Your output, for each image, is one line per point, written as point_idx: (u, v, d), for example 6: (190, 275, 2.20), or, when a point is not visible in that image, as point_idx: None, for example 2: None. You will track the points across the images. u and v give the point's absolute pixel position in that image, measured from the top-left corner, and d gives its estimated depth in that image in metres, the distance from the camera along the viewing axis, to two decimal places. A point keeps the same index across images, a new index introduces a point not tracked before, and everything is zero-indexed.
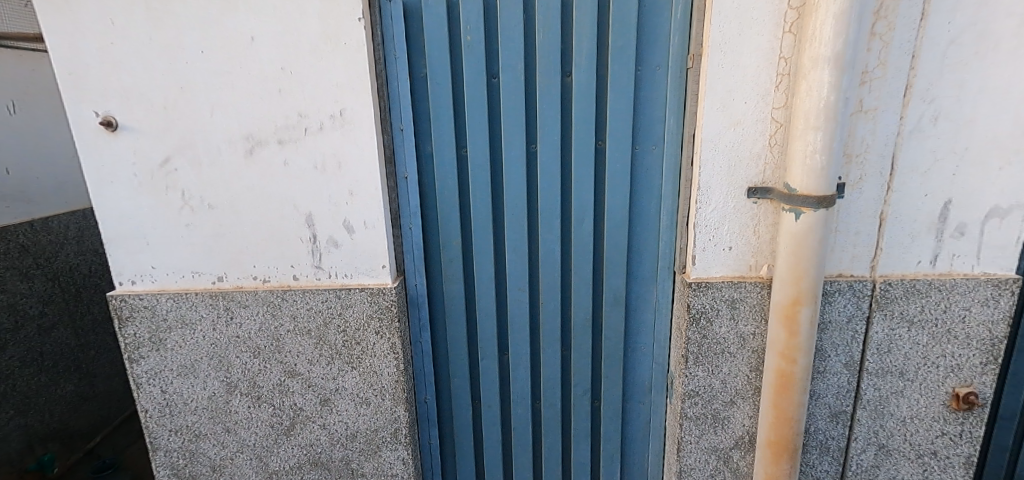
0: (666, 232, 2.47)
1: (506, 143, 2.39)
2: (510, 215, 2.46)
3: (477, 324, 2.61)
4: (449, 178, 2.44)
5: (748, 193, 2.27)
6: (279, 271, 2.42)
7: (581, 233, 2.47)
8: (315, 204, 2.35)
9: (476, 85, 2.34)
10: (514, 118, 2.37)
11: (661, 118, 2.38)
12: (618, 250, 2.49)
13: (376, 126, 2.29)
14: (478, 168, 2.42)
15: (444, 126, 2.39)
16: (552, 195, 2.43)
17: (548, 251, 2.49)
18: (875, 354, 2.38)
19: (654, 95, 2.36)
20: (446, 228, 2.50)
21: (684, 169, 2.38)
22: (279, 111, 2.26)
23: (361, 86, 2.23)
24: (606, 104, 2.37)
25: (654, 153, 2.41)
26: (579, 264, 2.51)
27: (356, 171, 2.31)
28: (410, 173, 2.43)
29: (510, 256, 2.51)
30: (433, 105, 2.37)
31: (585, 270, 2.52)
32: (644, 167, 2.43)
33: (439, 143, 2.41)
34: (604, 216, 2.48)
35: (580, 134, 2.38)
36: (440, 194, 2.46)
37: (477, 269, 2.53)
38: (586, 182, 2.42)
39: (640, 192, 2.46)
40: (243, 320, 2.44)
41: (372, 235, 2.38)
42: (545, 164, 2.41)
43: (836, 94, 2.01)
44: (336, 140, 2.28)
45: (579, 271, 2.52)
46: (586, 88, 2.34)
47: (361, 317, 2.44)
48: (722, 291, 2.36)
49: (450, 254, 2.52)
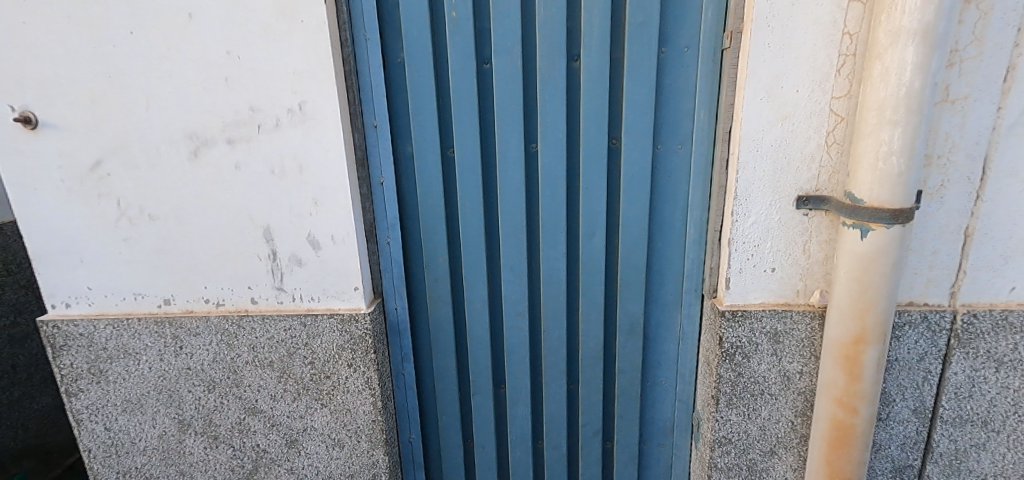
0: (693, 247, 2.06)
1: (501, 143, 1.99)
2: (506, 228, 2.06)
3: (468, 354, 2.24)
4: (434, 184, 2.05)
5: (796, 202, 1.84)
6: (235, 293, 2.06)
7: (591, 250, 2.07)
8: (274, 216, 1.98)
9: (464, 73, 1.94)
10: (510, 112, 1.96)
11: (690, 110, 1.95)
12: (637, 270, 2.09)
13: (343, 122, 1.91)
14: (467, 173, 2.02)
15: (428, 122, 1.99)
16: (557, 205, 2.03)
17: (551, 271, 2.10)
18: (951, 400, 1.93)
19: (683, 82, 1.93)
20: (431, 244, 2.11)
21: (716, 174, 1.96)
22: (226, 105, 1.87)
23: (323, 73, 1.84)
24: (622, 95, 1.95)
25: (680, 153, 1.99)
26: (589, 286, 2.11)
27: (321, 176, 1.94)
28: (387, 178, 2.04)
29: (506, 276, 2.12)
30: (412, 97, 1.97)
31: (596, 293, 2.12)
32: (667, 169, 2.01)
33: (422, 142, 2.01)
34: (620, 229, 2.06)
35: (591, 132, 1.96)
36: (424, 203, 2.07)
37: (468, 291, 2.15)
38: (596, 189, 2.01)
39: (662, 200, 2.04)
40: (194, 351, 2.09)
41: (342, 252, 2.01)
42: (548, 168, 2.00)
43: (921, 78, 1.56)
44: (296, 139, 1.90)
45: (588, 294, 2.12)
46: (598, 74, 1.91)
47: (330, 348, 2.08)
48: (762, 322, 1.95)
49: (436, 273, 2.14)
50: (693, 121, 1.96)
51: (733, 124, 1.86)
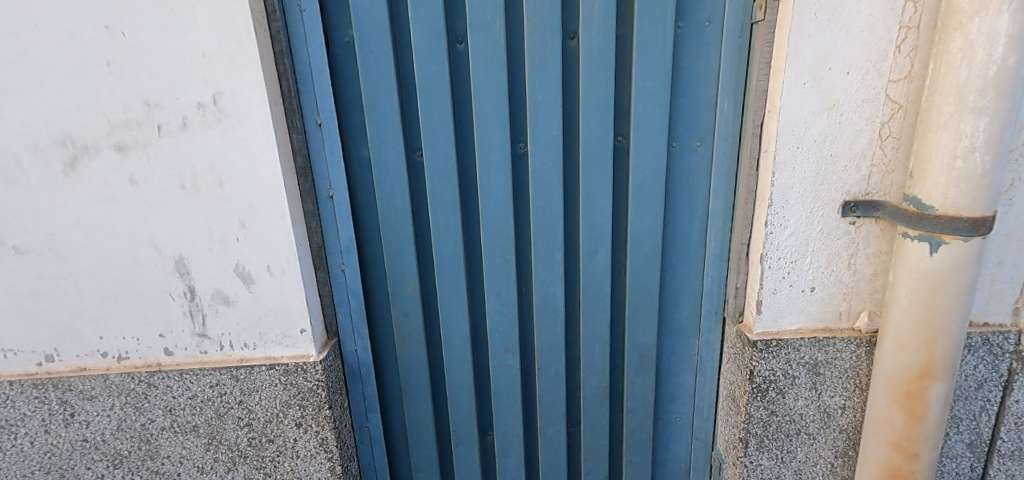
0: (714, 262, 1.75)
1: (481, 143, 1.59)
2: (491, 248, 1.68)
3: (447, 398, 1.85)
4: (398, 196, 1.63)
5: (842, 209, 1.52)
6: (142, 344, 1.60)
7: (593, 270, 1.72)
8: (189, 244, 1.52)
9: (432, 55, 1.52)
10: (491, 104, 1.57)
11: (711, 99, 1.60)
12: (648, 292, 1.76)
13: (275, 120, 1.46)
14: (440, 181, 1.62)
15: (387, 118, 1.57)
16: (553, 218, 1.66)
17: (546, 298, 1.74)
18: (1012, 430, 1.67)
19: (702, 65, 1.58)
20: (396, 271, 1.69)
21: (743, 176, 1.62)
22: (111, 100, 1.39)
23: (245, 56, 1.39)
24: (630, 81, 1.58)
25: (699, 151, 1.65)
26: (592, 313, 1.77)
27: (249, 191, 1.49)
28: (338, 190, 1.61)
29: (491, 305, 1.74)
30: (364, 86, 1.54)
31: (601, 320, 1.78)
32: (683, 171, 1.67)
33: (380, 143, 1.58)
34: (627, 244, 1.72)
35: (592, 127, 1.59)
36: (385, 220, 1.65)
37: (444, 325, 1.75)
38: (600, 197, 1.65)
39: (676, 208, 1.70)
40: (90, 419, 1.62)
41: (282, 285, 1.58)
42: (541, 173, 1.62)
43: (1011, 56, 1.25)
44: (212, 144, 1.45)
45: (590, 322, 1.78)
46: (601, 56, 1.54)
47: (271, 405, 1.65)
48: (800, 352, 1.63)
49: (404, 306, 1.73)
50: (714, 112, 1.61)
51: (765, 116, 1.52)
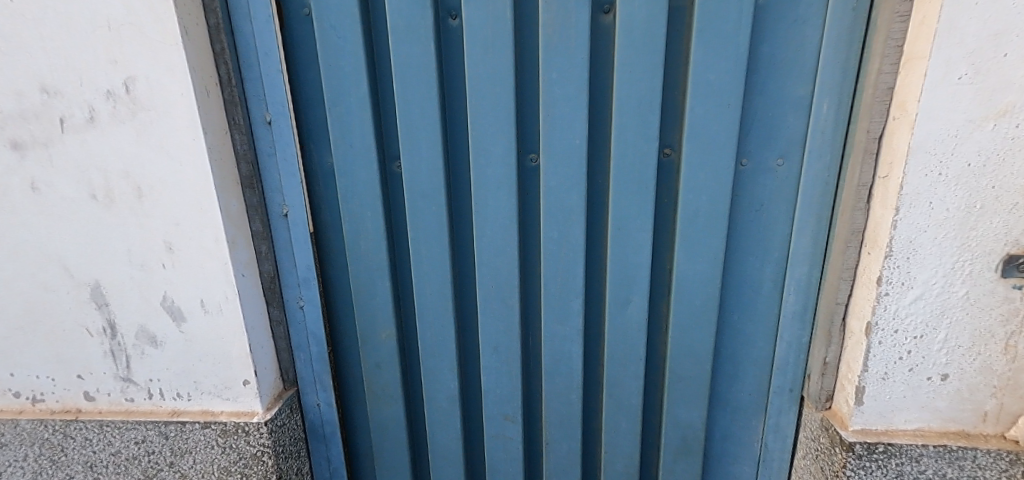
0: (792, 324, 1.27)
1: (477, 156, 1.21)
2: (487, 289, 1.31)
3: (430, 465, 1.50)
4: (369, 218, 1.27)
5: (1004, 267, 1.01)
6: (58, 385, 1.31)
7: (623, 324, 1.33)
8: (106, 269, 1.21)
9: (415, 33, 1.14)
10: (493, 102, 1.18)
11: (802, 100, 1.13)
12: (695, 356, 1.34)
13: (207, 116, 1.12)
14: (424, 202, 1.25)
15: (355, 117, 1.20)
16: (573, 253, 1.28)
17: (557, 356, 1.37)
18: None
19: (791, 50, 1.11)
20: (369, 311, 1.35)
21: (841, 211, 1.15)
22: (3, 84, 1.10)
23: (162, 30, 1.05)
24: (686, 73, 1.15)
25: (779, 172, 1.19)
26: (618, 380, 1.38)
27: (174, 207, 1.16)
28: (294, 207, 1.26)
29: (486, 360, 1.38)
30: (326, 74, 1.17)
31: (630, 388, 1.38)
32: (753, 198, 1.22)
33: (347, 150, 1.22)
34: (670, 292, 1.32)
35: (628, 136, 1.19)
36: (353, 248, 1.29)
37: (428, 382, 1.40)
38: (632, 234, 1.26)
39: (741, 248, 1.26)
40: (2, 469, 1.35)
41: (219, 326, 1.24)
42: (556, 195, 1.24)
43: None
44: (126, 144, 1.12)
45: (615, 391, 1.39)
46: (645, 39, 1.12)
47: (207, 471, 1.32)
48: (918, 463, 1.14)
49: (378, 354, 1.38)
50: (807, 118, 1.14)
51: (886, 126, 1.04)
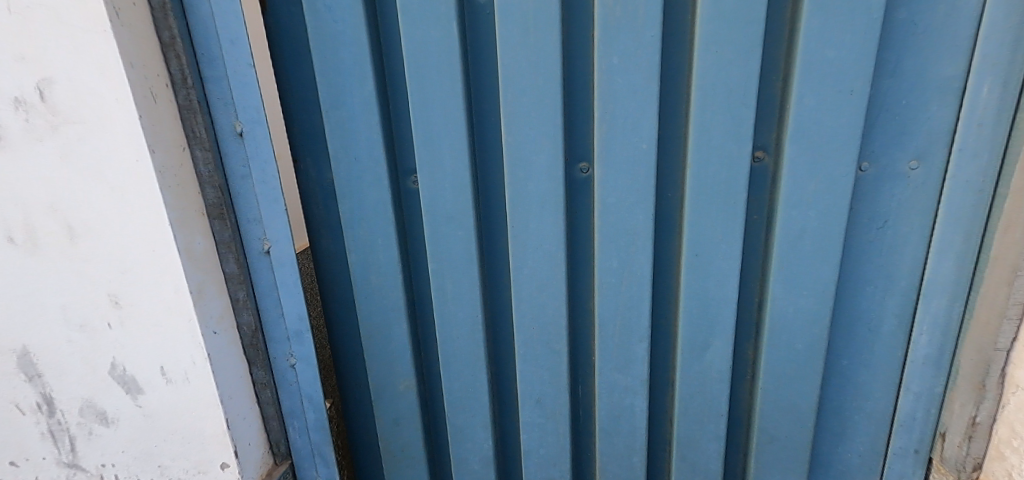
0: (922, 372, 0.99)
1: (515, 167, 0.97)
2: (529, 331, 1.07)
3: None
4: (381, 247, 1.03)
5: None
6: None
7: (700, 374, 1.07)
8: (35, 332, 0.93)
9: (434, 15, 0.90)
10: (535, 98, 0.93)
11: (948, 82, 0.86)
12: (793, 413, 1.07)
13: (161, 128, 0.84)
14: (447, 227, 1.01)
15: (360, 122, 0.95)
16: (637, 287, 1.02)
17: (617, 414, 1.12)
18: None
19: (931, 19, 0.85)
20: (382, 359, 1.10)
21: (1001, 230, 0.88)
22: None
23: (84, 11, 0.76)
24: (791, 53, 0.89)
25: (913, 178, 0.91)
26: (693, 442, 1.12)
27: (117, 251, 0.87)
28: (278, 241, 0.98)
29: (527, 417, 1.14)
30: (321, 69, 0.93)
31: (708, 451, 1.12)
32: (875, 211, 0.94)
33: (352, 163, 0.98)
34: (762, 332, 1.04)
35: (711, 139, 0.93)
36: (362, 284, 1.05)
37: (455, 440, 1.17)
38: (715, 265, 0.99)
39: (856, 277, 0.98)
40: None
41: (188, 399, 0.96)
42: (614, 215, 0.98)
43: None
44: (46, 170, 0.83)
45: (689, 456, 1.14)
46: (737, 10, 0.87)
47: None
48: None
49: (394, 409, 1.14)
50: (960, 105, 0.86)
51: None
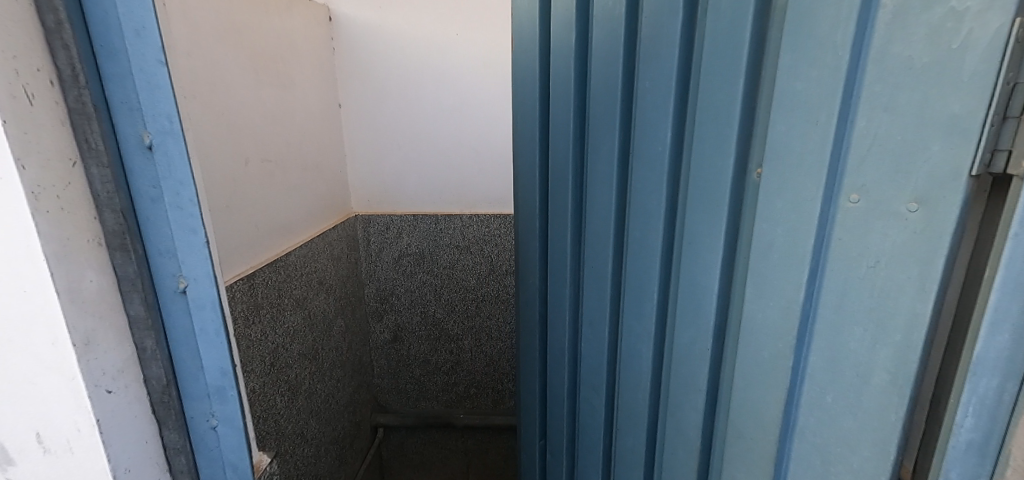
0: (962, 461, 0.70)
1: (594, 145, 1.16)
2: (591, 278, 1.25)
3: (548, 407, 1.63)
4: (529, 180, 1.45)
5: None
6: None
7: (689, 347, 1.00)
8: None
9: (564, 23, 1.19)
10: (610, 91, 1.09)
11: (952, 121, 0.61)
12: (751, 467, 0.90)
13: (47, 135, 0.66)
14: (560, 178, 1.30)
15: (527, 97, 1.38)
16: (645, 263, 1.07)
17: (633, 375, 1.18)
18: None
19: (928, 42, 0.61)
20: (528, 260, 1.56)
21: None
22: None
23: None
24: (769, 89, 0.79)
25: (907, 222, 0.65)
26: (680, 402, 1.05)
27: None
28: (196, 280, 0.79)
29: (586, 331, 1.32)
30: (519, 59, 1.40)
31: (689, 427, 1.03)
32: (863, 245, 0.69)
33: (523, 120, 1.43)
34: (738, 334, 0.89)
35: (704, 151, 0.90)
36: (523, 202, 1.52)
37: (552, 336, 1.49)
38: (708, 236, 0.92)
39: (842, 313, 0.73)
40: None
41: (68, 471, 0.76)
42: (644, 196, 1.05)
43: None
44: None
45: (677, 411, 1.06)
46: (727, 40, 0.83)
47: None
48: None
49: (529, 293, 1.58)
50: (1011, 150, 0.60)
51: None
